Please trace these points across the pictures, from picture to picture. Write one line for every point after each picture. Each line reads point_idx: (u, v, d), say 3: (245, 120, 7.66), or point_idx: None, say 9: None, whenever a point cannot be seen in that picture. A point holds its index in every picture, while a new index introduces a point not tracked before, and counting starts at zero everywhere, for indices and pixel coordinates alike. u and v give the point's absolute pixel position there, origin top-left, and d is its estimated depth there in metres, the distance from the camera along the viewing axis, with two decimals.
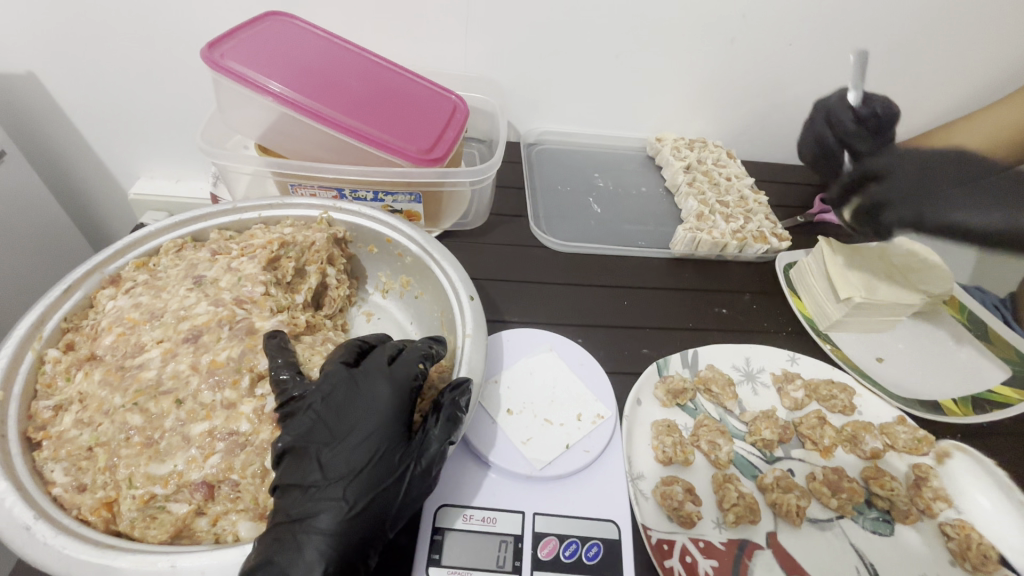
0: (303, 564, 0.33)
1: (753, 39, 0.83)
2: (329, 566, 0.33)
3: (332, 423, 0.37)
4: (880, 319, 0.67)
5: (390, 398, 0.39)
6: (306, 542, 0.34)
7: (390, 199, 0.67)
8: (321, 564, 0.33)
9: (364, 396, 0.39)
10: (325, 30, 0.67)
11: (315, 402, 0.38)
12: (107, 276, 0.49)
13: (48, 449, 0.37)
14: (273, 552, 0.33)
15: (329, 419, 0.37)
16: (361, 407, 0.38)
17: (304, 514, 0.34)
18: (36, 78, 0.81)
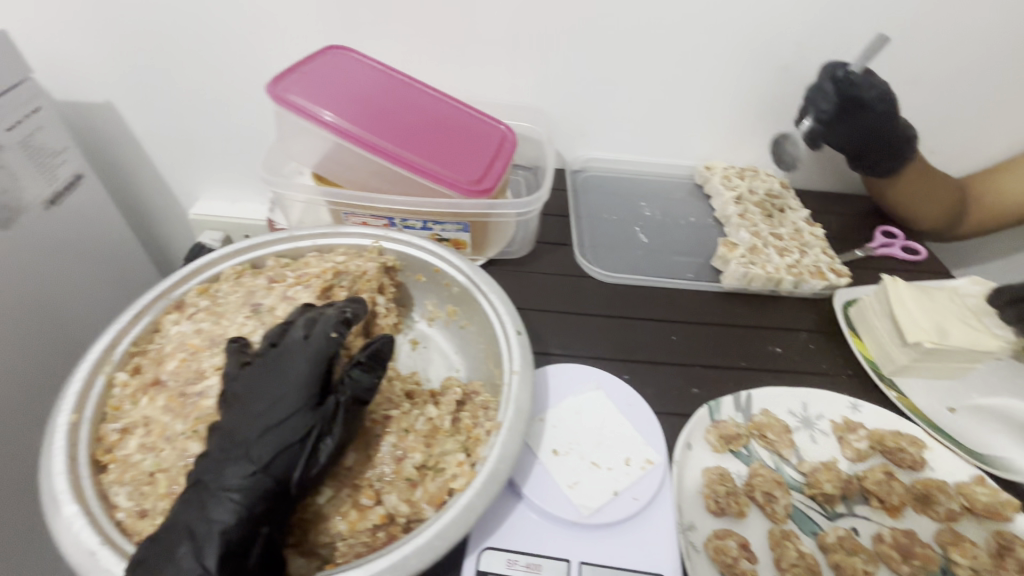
0: (213, 526, 0.33)
1: (810, 64, 0.80)
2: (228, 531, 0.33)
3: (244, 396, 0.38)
4: (953, 366, 0.62)
5: (308, 371, 0.38)
6: (210, 500, 0.34)
7: (438, 228, 0.67)
8: (221, 531, 0.33)
9: (270, 381, 0.38)
10: (379, 62, 0.69)
11: (233, 394, 0.39)
12: (172, 301, 0.51)
13: (114, 472, 0.38)
14: (184, 515, 0.34)
15: (245, 401, 0.38)
16: (262, 396, 0.38)
17: (210, 474, 0.35)
18: (113, 106, 0.87)
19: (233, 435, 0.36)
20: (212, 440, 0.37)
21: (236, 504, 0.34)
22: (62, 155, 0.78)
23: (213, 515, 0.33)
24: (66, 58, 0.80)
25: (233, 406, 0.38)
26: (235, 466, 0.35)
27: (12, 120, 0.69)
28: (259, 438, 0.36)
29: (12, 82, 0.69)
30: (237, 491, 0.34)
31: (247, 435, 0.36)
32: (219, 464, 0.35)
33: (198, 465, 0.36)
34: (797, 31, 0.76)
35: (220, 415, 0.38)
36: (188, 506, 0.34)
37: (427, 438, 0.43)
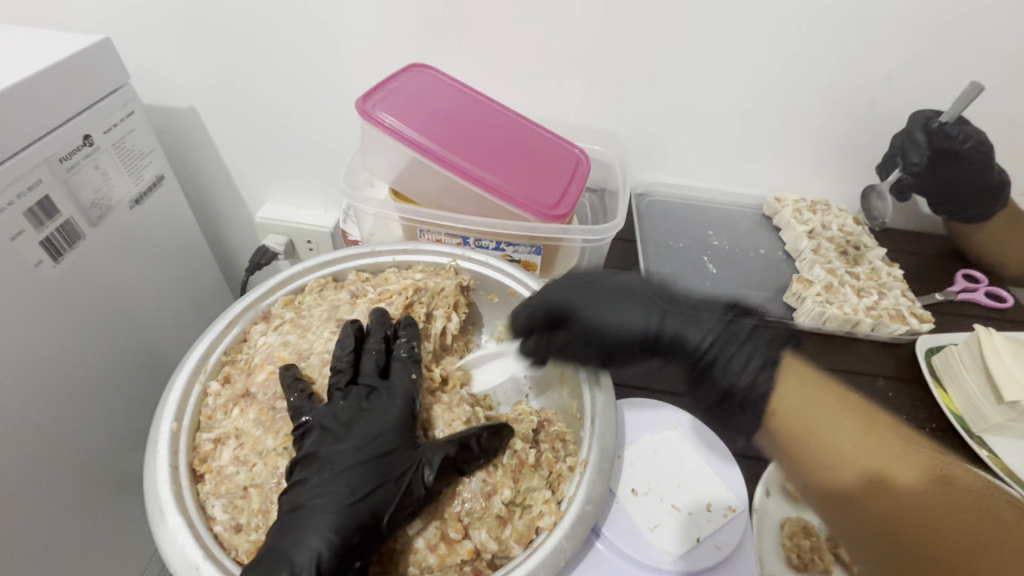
0: (311, 550, 0.34)
1: (898, 99, 0.77)
2: (326, 558, 0.34)
3: (339, 425, 0.40)
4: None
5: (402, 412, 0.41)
6: (309, 525, 0.35)
7: (510, 249, 0.67)
8: (319, 558, 0.34)
9: (367, 416, 0.40)
10: (459, 81, 0.70)
11: (325, 422, 0.40)
12: (260, 312, 0.52)
13: (210, 484, 0.39)
14: (282, 538, 0.35)
15: (339, 430, 0.39)
16: (359, 429, 0.40)
17: (308, 500, 0.36)
18: (195, 112, 0.90)
19: (331, 466, 0.38)
20: (307, 465, 0.38)
21: (334, 532, 0.35)
22: (148, 157, 0.81)
23: (312, 542, 0.34)
24: (156, 64, 0.83)
25: (328, 434, 0.39)
26: (335, 492, 0.36)
27: (109, 124, 0.72)
28: (356, 467, 0.37)
29: (112, 87, 0.71)
30: (336, 519, 0.35)
31: (346, 462, 0.38)
32: (318, 491, 0.37)
33: (295, 493, 0.37)
34: (888, 65, 0.74)
35: (311, 442, 0.39)
36: (286, 532, 0.35)
37: (514, 472, 0.42)
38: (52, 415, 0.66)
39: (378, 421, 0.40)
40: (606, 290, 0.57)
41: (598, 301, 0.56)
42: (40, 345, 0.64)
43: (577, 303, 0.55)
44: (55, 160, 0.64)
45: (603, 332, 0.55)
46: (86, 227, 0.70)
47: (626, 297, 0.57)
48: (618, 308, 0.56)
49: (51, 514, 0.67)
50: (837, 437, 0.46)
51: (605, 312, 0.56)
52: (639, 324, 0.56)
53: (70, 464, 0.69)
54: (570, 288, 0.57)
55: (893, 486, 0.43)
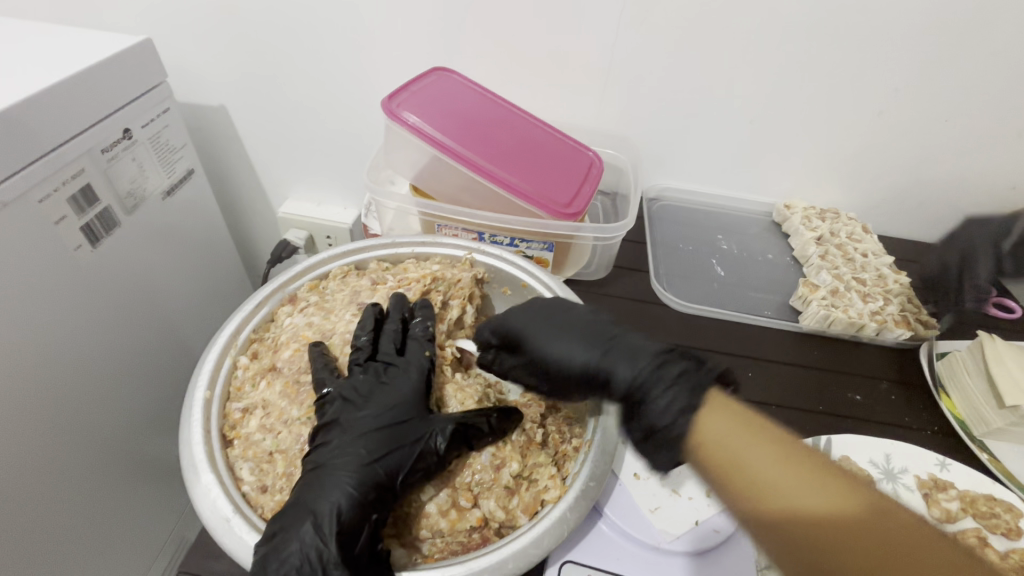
0: (330, 503, 0.37)
1: (907, 109, 0.79)
2: (343, 511, 0.36)
3: (359, 395, 0.43)
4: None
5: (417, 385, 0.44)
6: (328, 482, 0.38)
7: (524, 245, 0.70)
8: (337, 510, 0.36)
9: (384, 388, 0.43)
10: (480, 84, 0.73)
11: (344, 391, 0.42)
12: (287, 295, 0.55)
13: (239, 448, 0.42)
14: (302, 493, 0.38)
15: (358, 399, 0.42)
16: (376, 400, 0.42)
17: (328, 460, 0.39)
18: (225, 110, 0.94)
19: (350, 432, 0.40)
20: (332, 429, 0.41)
21: (352, 488, 0.37)
22: (180, 152, 0.85)
23: (331, 496, 0.37)
24: (191, 63, 0.87)
25: (348, 402, 0.42)
26: (353, 453, 0.39)
27: (145, 119, 0.76)
28: (373, 433, 0.40)
29: (151, 85, 0.76)
30: (354, 477, 0.38)
31: (365, 429, 0.40)
32: (337, 452, 0.39)
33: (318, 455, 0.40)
34: (897, 76, 0.75)
35: (331, 410, 0.42)
36: (307, 487, 0.38)
37: (522, 448, 0.45)
38: (83, 390, 0.69)
39: (394, 394, 0.43)
40: (555, 309, 0.52)
41: (550, 323, 0.50)
42: (76, 324, 0.67)
43: (530, 330, 0.51)
44: (98, 151, 0.68)
45: (546, 365, 0.49)
46: (121, 215, 0.74)
47: (575, 328, 0.49)
48: (574, 343, 0.48)
49: (78, 485, 0.70)
50: (754, 464, 0.38)
51: (551, 340, 0.49)
52: (573, 358, 0.47)
53: (97, 439, 0.73)
54: (528, 316, 0.52)
55: (813, 521, 0.36)
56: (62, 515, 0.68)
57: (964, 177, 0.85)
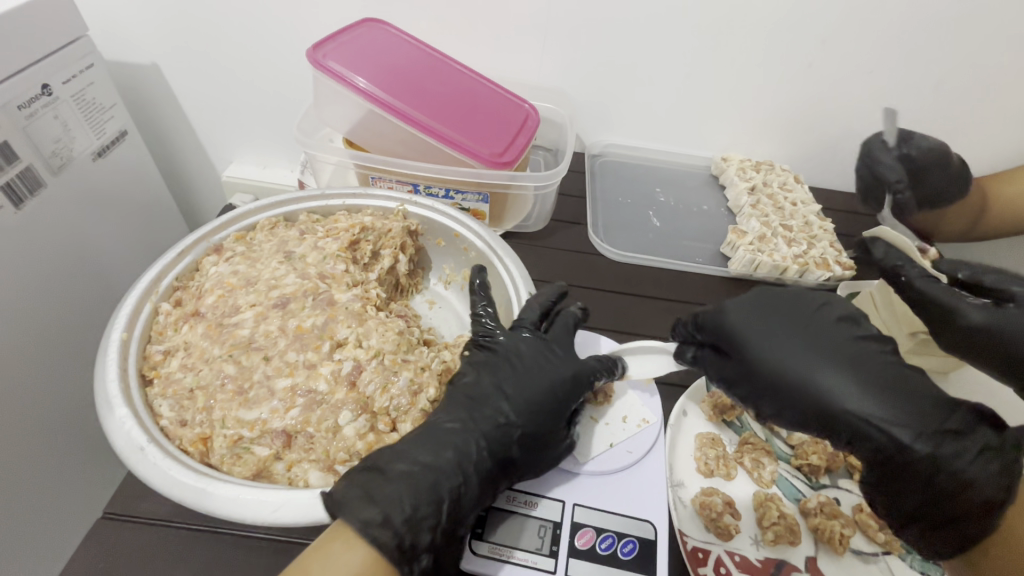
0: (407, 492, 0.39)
1: (834, 61, 0.81)
2: (411, 499, 0.39)
3: (512, 377, 0.48)
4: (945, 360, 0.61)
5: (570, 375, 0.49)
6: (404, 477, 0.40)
7: (459, 198, 0.71)
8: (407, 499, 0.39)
9: (546, 368, 0.49)
10: (413, 37, 0.73)
11: (497, 374, 0.48)
12: (212, 245, 0.55)
13: (158, 386, 0.44)
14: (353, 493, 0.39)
15: (506, 382, 0.48)
16: (542, 374, 0.49)
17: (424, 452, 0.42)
18: (158, 69, 0.90)
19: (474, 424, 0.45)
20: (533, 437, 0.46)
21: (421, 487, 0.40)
22: (110, 112, 0.79)
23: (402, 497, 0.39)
24: (120, 31, 0.85)
25: (501, 390, 0.47)
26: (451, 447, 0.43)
27: (68, 75, 0.70)
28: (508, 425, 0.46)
29: (72, 36, 0.70)
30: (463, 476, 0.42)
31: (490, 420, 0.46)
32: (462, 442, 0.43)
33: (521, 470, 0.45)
34: (823, 27, 0.77)
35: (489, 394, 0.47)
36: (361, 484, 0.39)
37: (440, 376, 0.50)
38: (28, 364, 0.66)
39: (540, 383, 0.48)
40: (798, 308, 0.49)
41: (791, 341, 0.46)
42: (16, 295, 0.64)
43: (743, 327, 0.48)
44: (14, 107, 0.62)
45: (764, 366, 0.46)
46: (47, 175, 0.68)
47: (806, 343, 0.46)
48: (880, 392, 0.42)
49: (27, 468, 0.66)
50: None
51: (799, 361, 0.45)
52: (907, 419, 0.41)
53: (50, 421, 0.70)
54: (745, 310, 0.49)
55: None
56: (16, 498, 0.65)
57: None
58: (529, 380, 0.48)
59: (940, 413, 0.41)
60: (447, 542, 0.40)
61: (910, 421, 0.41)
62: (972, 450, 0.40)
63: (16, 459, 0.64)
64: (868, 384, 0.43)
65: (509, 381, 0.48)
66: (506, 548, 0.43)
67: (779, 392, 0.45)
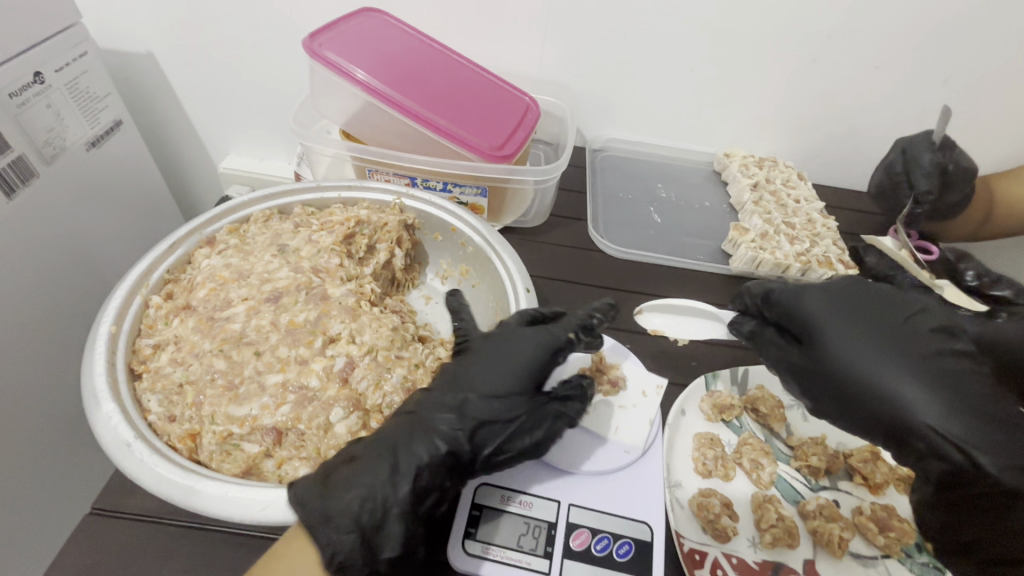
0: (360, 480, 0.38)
1: (840, 56, 0.80)
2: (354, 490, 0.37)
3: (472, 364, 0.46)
4: None
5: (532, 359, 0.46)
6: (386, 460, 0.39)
7: (457, 191, 0.70)
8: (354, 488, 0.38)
9: (506, 351, 0.46)
10: (412, 27, 0.71)
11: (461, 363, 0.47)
12: (204, 237, 0.54)
13: (147, 381, 0.43)
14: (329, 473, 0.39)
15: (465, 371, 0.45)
16: (502, 357, 0.46)
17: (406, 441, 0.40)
18: (153, 58, 0.89)
19: (429, 408, 0.42)
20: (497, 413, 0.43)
21: (391, 474, 0.39)
22: (104, 101, 0.78)
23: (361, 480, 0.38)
24: (117, 25, 0.85)
25: (461, 378, 0.45)
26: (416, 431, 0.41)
27: (61, 63, 0.69)
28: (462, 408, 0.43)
29: (65, 24, 0.69)
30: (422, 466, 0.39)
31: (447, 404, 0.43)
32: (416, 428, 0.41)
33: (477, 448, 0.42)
34: (830, 21, 0.76)
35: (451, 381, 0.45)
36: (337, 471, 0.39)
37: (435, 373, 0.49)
38: (19, 354, 0.65)
39: (497, 370, 0.45)
40: (882, 308, 0.48)
41: (880, 344, 0.45)
42: (7, 286, 0.63)
43: (827, 323, 0.47)
44: (4, 95, 0.61)
45: (841, 366, 0.45)
46: (40, 165, 0.67)
47: (893, 347, 0.45)
48: (958, 412, 0.42)
49: (19, 460, 0.66)
50: None
51: (883, 366, 0.44)
52: (983, 438, 0.41)
53: (40, 411, 0.69)
54: (832, 306, 0.48)
55: None
56: (7, 489, 0.64)
57: (892, 126, 0.87)
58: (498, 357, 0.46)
59: (1003, 430, 0.42)
60: (379, 526, 0.37)
61: (978, 437, 0.41)
62: None
63: (5, 449, 0.64)
64: (942, 395, 0.43)
65: (472, 367, 0.46)
66: (500, 548, 0.43)
67: (845, 387, 0.45)
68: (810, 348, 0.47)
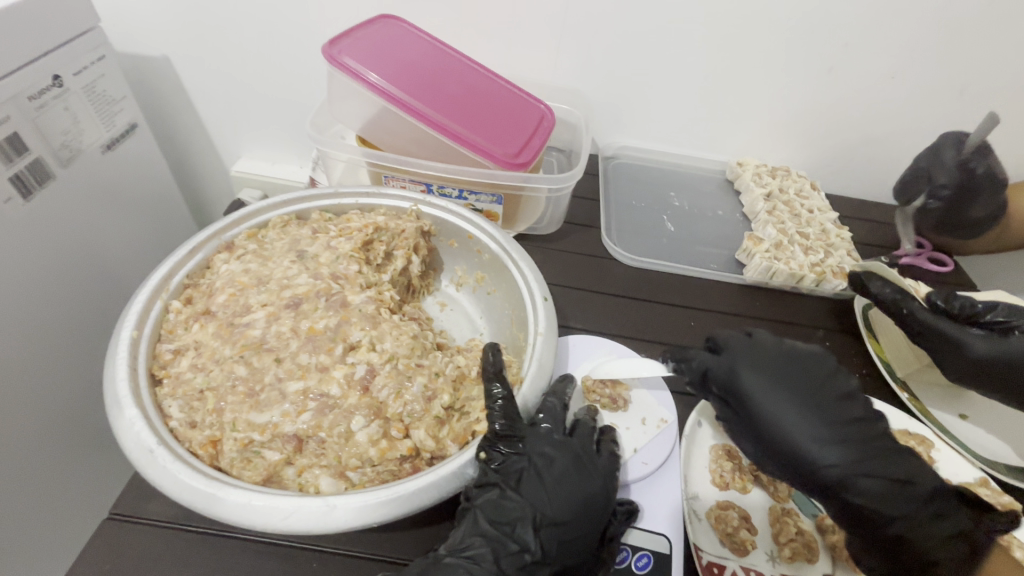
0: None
1: (855, 67, 0.80)
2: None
3: (534, 487, 0.44)
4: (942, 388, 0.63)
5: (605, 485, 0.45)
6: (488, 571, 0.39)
7: (473, 198, 0.70)
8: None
9: (584, 477, 0.45)
10: (428, 34, 0.72)
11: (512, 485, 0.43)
12: (223, 242, 0.54)
13: (168, 387, 0.43)
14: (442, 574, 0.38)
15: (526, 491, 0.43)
16: (579, 481, 0.44)
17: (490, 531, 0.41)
18: (169, 61, 0.90)
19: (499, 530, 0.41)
20: (576, 531, 0.43)
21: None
22: (120, 104, 0.79)
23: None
24: (133, 30, 0.85)
25: (531, 495, 0.43)
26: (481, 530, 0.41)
27: (79, 66, 0.69)
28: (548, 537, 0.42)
29: (84, 27, 0.69)
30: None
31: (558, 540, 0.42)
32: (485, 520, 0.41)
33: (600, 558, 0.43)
34: (845, 32, 0.76)
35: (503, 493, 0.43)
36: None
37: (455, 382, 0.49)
38: (35, 354, 0.65)
39: (560, 492, 0.44)
40: (811, 372, 0.46)
41: (800, 399, 0.45)
42: (24, 287, 0.63)
43: (752, 384, 0.46)
44: (24, 98, 0.61)
45: (767, 427, 0.45)
46: (57, 167, 0.68)
47: (813, 409, 0.44)
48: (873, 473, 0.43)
49: (36, 462, 0.66)
50: None
51: (806, 428, 0.44)
52: (889, 492, 0.42)
53: (54, 415, 0.69)
54: (756, 362, 0.47)
55: None
56: (23, 491, 0.64)
57: (906, 137, 0.87)
58: (563, 481, 0.44)
59: (920, 501, 0.43)
60: None
61: (901, 508, 0.43)
62: (946, 528, 0.43)
63: (20, 451, 0.64)
64: (863, 461, 0.43)
65: (535, 491, 0.43)
66: None
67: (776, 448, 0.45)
68: (751, 416, 0.45)
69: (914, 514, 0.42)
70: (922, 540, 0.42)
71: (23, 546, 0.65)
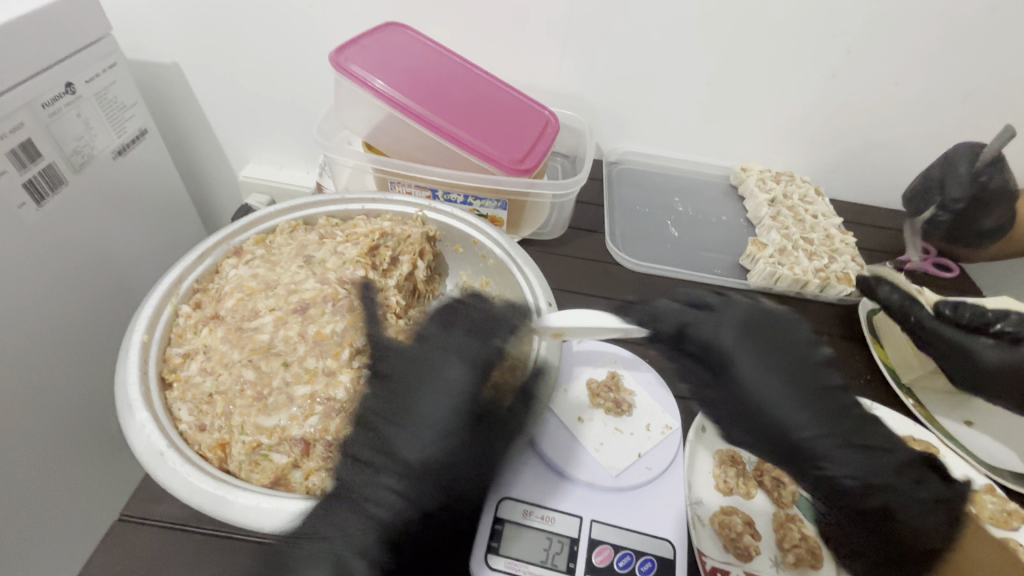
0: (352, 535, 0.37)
1: (858, 73, 0.80)
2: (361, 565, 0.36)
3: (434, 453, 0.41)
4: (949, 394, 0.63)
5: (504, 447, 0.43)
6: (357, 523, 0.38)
7: (478, 204, 0.70)
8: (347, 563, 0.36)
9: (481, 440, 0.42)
10: (434, 41, 0.72)
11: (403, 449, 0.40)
12: (231, 247, 0.55)
13: (178, 390, 0.44)
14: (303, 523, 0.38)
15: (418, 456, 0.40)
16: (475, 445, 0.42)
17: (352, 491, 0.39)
18: (178, 68, 0.91)
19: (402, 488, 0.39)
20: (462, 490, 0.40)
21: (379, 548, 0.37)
22: (130, 110, 0.80)
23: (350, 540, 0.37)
24: (144, 37, 0.86)
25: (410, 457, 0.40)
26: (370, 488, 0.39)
27: (91, 73, 0.71)
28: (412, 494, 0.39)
29: (97, 35, 0.70)
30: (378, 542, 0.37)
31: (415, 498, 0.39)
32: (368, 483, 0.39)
33: None
34: (848, 38, 0.76)
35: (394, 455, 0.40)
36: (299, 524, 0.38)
37: None
38: (47, 358, 0.66)
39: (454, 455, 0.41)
40: (785, 334, 0.43)
41: (780, 367, 0.42)
42: (37, 291, 0.64)
43: (730, 350, 0.43)
44: (37, 105, 0.63)
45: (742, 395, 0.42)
46: (69, 173, 0.69)
47: (793, 377, 0.41)
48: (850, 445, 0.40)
49: (46, 464, 0.67)
50: None
51: (785, 398, 0.41)
52: (871, 465, 0.39)
53: (65, 417, 0.69)
54: (740, 329, 0.44)
55: None
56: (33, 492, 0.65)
57: (911, 142, 0.87)
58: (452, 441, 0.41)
59: (897, 471, 0.40)
60: None
61: (893, 483, 0.39)
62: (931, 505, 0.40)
63: (31, 453, 0.65)
64: (840, 432, 0.40)
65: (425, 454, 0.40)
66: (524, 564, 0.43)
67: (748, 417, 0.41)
68: (722, 378, 0.43)
69: (905, 490, 0.40)
70: (910, 516, 0.39)
71: (34, 547, 0.66)
